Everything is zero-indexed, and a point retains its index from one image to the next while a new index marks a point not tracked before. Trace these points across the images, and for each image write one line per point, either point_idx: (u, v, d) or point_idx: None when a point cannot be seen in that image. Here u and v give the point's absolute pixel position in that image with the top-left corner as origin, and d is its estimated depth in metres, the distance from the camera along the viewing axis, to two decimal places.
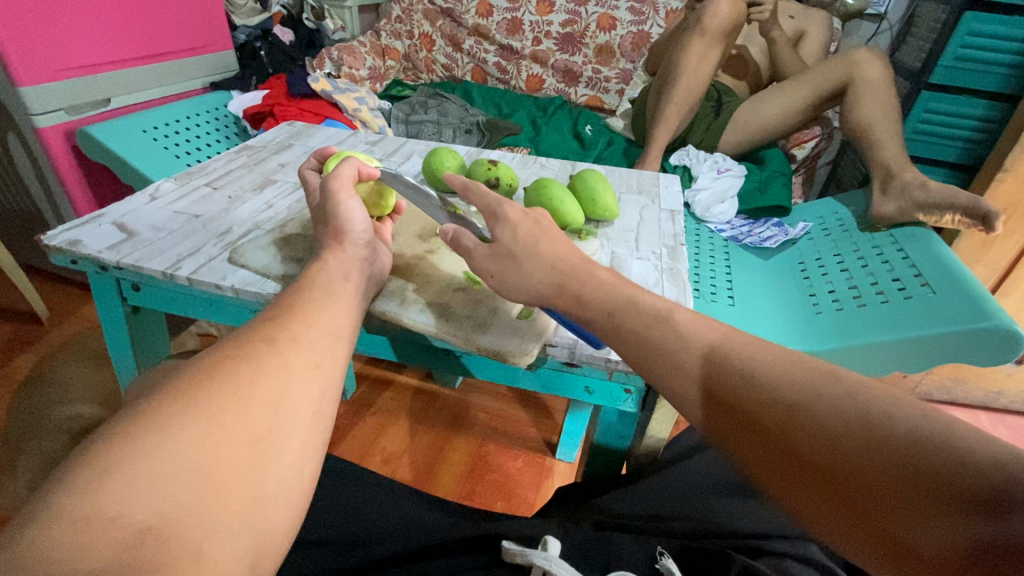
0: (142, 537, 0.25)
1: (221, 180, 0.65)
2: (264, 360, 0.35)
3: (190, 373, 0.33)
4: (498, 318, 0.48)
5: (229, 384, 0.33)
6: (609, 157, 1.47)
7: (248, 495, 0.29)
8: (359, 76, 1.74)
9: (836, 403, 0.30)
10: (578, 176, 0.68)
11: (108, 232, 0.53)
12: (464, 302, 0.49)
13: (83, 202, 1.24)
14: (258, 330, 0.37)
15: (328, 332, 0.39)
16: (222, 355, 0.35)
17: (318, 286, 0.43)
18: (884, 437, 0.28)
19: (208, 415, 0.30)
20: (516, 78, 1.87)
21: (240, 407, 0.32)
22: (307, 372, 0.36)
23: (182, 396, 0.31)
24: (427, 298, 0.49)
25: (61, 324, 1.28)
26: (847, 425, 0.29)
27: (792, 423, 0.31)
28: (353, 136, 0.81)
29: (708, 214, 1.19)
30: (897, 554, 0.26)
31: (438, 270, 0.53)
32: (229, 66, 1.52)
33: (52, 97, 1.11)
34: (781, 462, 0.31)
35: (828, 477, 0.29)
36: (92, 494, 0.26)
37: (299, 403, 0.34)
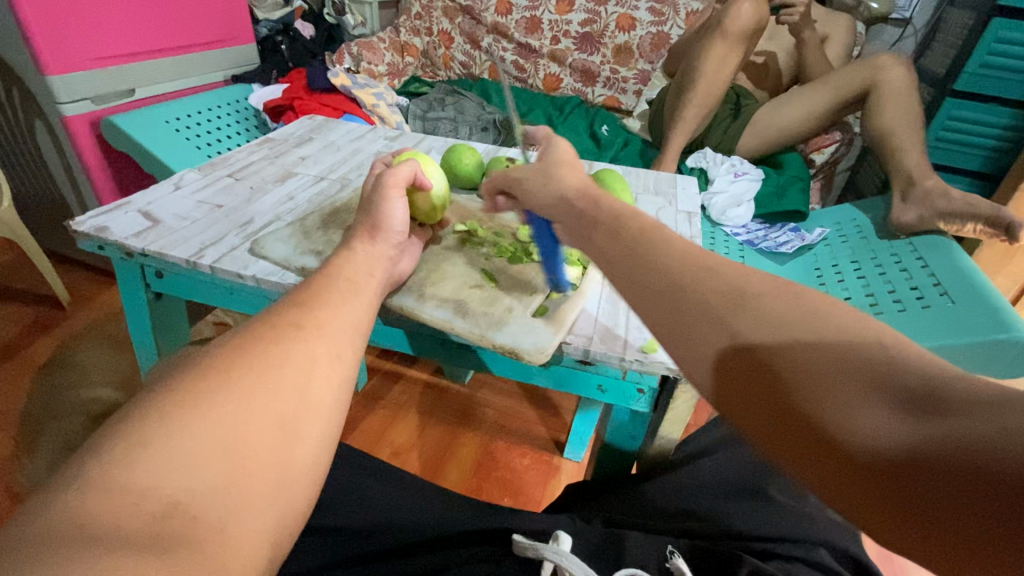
0: (171, 511, 0.26)
1: (243, 172, 0.66)
2: (291, 346, 0.35)
3: (218, 355, 0.34)
4: (513, 315, 0.48)
5: (258, 367, 0.33)
6: (624, 158, 1.48)
7: (271, 476, 0.30)
8: (378, 72, 1.76)
9: (794, 318, 0.30)
10: (595, 175, 0.68)
11: (133, 218, 0.54)
12: (481, 300, 0.49)
13: (106, 190, 1.27)
14: (284, 315, 0.38)
15: (351, 322, 0.40)
16: (253, 336, 0.36)
17: (343, 277, 0.43)
18: (837, 344, 0.28)
19: (236, 396, 0.31)
20: (534, 77, 1.87)
21: (268, 391, 0.32)
22: (332, 359, 0.37)
23: (213, 375, 0.32)
24: (444, 294, 0.50)
25: (82, 309, 1.31)
26: (803, 334, 0.30)
27: (749, 331, 0.31)
28: (372, 131, 0.82)
29: (723, 217, 1.19)
30: (830, 451, 0.26)
31: (455, 267, 0.53)
32: (251, 59, 1.54)
33: (79, 86, 1.14)
34: (735, 367, 0.31)
35: (776, 391, 0.29)
36: (125, 467, 0.27)
37: (322, 390, 0.35)
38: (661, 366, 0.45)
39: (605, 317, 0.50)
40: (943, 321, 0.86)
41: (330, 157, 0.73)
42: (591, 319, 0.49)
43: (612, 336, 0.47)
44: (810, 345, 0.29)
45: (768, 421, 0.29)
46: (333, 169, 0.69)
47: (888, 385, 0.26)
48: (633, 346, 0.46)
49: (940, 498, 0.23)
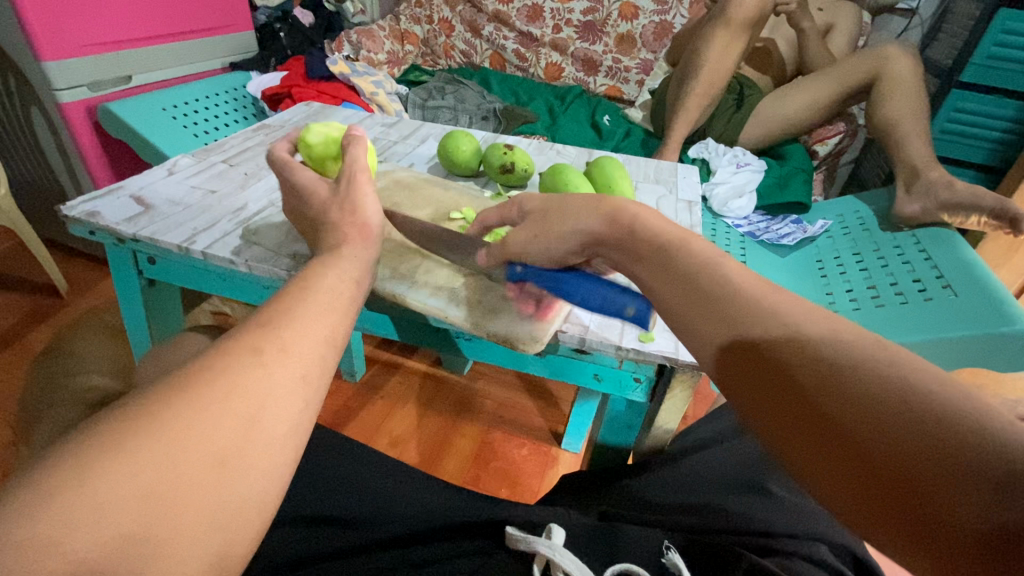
0: (75, 575, 0.23)
1: (238, 157, 0.65)
2: (244, 372, 0.33)
3: (167, 383, 0.31)
4: (507, 304, 0.47)
5: (204, 398, 0.30)
6: (626, 148, 1.47)
7: (206, 521, 0.28)
8: (378, 60, 1.74)
9: (864, 369, 0.28)
10: (594, 163, 0.67)
11: (125, 203, 0.53)
12: (476, 288, 0.48)
13: (103, 180, 1.26)
14: (244, 335, 0.35)
15: (322, 339, 0.37)
16: (205, 361, 0.33)
17: (321, 288, 0.40)
18: (916, 409, 0.26)
19: (175, 431, 0.28)
20: (535, 66, 1.85)
21: (214, 424, 0.30)
22: (292, 385, 0.34)
23: (144, 414, 0.29)
24: (438, 282, 0.49)
25: (79, 298, 1.30)
26: (872, 389, 0.27)
27: (814, 385, 0.28)
28: (371, 118, 0.81)
29: (724, 209, 1.18)
30: (908, 530, 0.24)
31: (449, 254, 0.52)
32: (249, 46, 1.53)
33: (75, 73, 1.13)
34: (795, 423, 0.29)
35: (816, 417, 0.28)
36: (24, 520, 0.24)
37: (275, 419, 0.32)
38: (657, 356, 0.44)
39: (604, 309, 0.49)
40: (946, 315, 0.85)
41: None
42: (587, 309, 0.49)
43: (608, 325, 0.47)
44: (880, 405, 0.26)
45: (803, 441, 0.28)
46: None
47: (934, 423, 0.25)
48: (631, 334, 0.46)
49: None
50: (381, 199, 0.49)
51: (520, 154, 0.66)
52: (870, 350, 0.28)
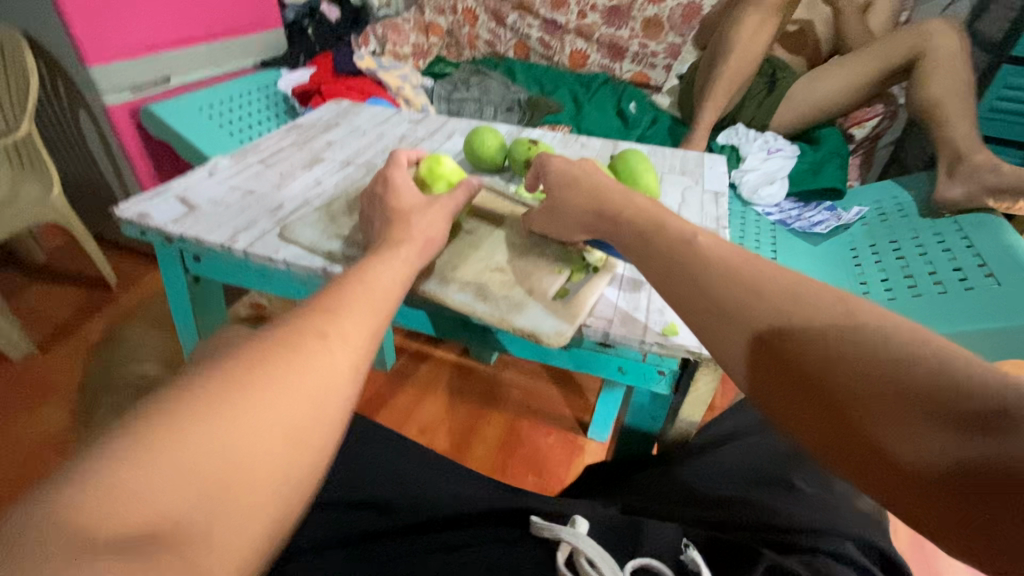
0: (163, 519, 0.26)
1: (273, 158, 0.68)
2: (311, 354, 0.36)
3: (242, 356, 0.34)
4: (535, 299, 0.46)
5: (274, 377, 0.33)
6: (653, 136, 1.45)
7: (272, 491, 0.30)
8: (403, 53, 1.75)
9: (857, 338, 0.33)
10: (618, 155, 0.64)
11: (171, 205, 0.56)
12: (502, 284, 0.47)
13: (148, 178, 1.32)
14: (308, 320, 0.38)
15: (371, 330, 0.40)
16: (273, 342, 0.36)
17: (371, 281, 0.43)
18: (898, 371, 0.31)
19: (252, 404, 0.32)
20: (560, 54, 1.85)
21: (284, 400, 0.33)
22: (347, 373, 0.37)
23: (228, 384, 0.32)
24: (466, 277, 0.48)
25: (128, 290, 1.38)
26: (861, 355, 0.32)
27: (813, 356, 0.34)
28: (397, 115, 0.82)
29: (754, 196, 1.18)
30: (888, 470, 0.30)
31: (476, 249, 0.52)
32: (279, 44, 1.56)
33: (118, 76, 1.19)
34: (796, 391, 0.34)
35: (817, 385, 0.33)
36: (124, 467, 0.27)
37: (336, 402, 0.35)
38: (683, 348, 0.44)
39: (627, 301, 0.49)
40: (961, 311, 0.82)
41: (357, 142, 0.74)
42: (612, 302, 0.49)
43: (632, 318, 0.47)
44: (869, 369, 0.31)
45: (815, 419, 0.33)
46: (360, 153, 0.71)
47: (962, 410, 0.28)
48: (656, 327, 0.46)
49: (979, 507, 0.27)
50: (412, 201, 0.51)
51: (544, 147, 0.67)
52: (870, 329, 0.33)
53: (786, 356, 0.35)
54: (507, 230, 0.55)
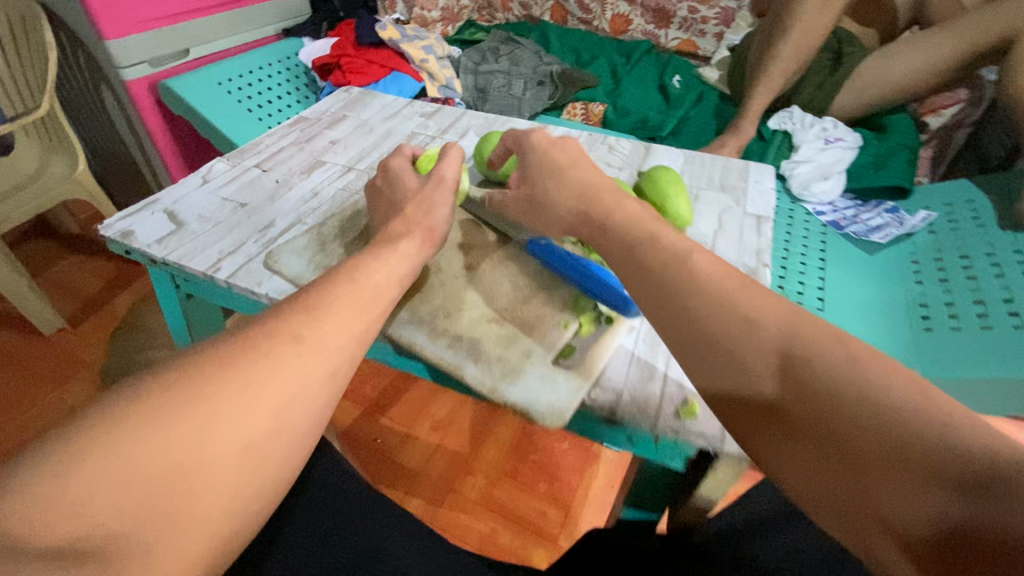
0: (96, 535, 0.27)
1: (271, 161, 0.63)
2: (282, 359, 0.37)
3: (209, 359, 0.35)
4: (531, 364, 0.41)
5: (242, 381, 0.35)
6: (696, 118, 1.33)
7: (221, 500, 0.32)
8: (431, 18, 1.64)
9: (855, 387, 0.31)
10: (646, 173, 0.56)
11: (158, 220, 0.53)
12: (498, 341, 0.43)
13: (172, 155, 1.31)
14: (286, 324, 0.38)
15: (351, 338, 0.40)
16: (246, 342, 0.37)
17: (356, 313, 0.41)
18: (890, 424, 0.30)
19: (208, 411, 0.33)
20: (600, 18, 1.70)
21: (247, 407, 0.34)
22: (318, 381, 0.38)
23: (185, 391, 0.33)
24: (459, 331, 0.43)
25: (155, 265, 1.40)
26: (854, 405, 0.31)
27: (802, 402, 0.33)
28: (409, 107, 0.75)
29: (805, 191, 1.07)
30: (872, 524, 0.29)
31: (476, 293, 0.46)
32: (302, 9, 1.49)
33: (135, 50, 1.15)
34: (782, 439, 0.33)
35: (802, 431, 0.32)
36: (64, 476, 0.28)
37: (301, 413, 0.36)
38: (701, 435, 0.38)
39: (640, 367, 0.43)
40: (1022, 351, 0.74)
41: (362, 141, 0.68)
42: (624, 367, 0.43)
43: (645, 391, 0.41)
44: (863, 420, 0.30)
45: (798, 468, 0.33)
46: (364, 156, 0.65)
47: (952, 471, 0.28)
48: (673, 408, 0.40)
49: (960, 572, 0.26)
50: (401, 236, 0.47)
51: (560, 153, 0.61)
52: (871, 373, 0.32)
53: (781, 416, 0.34)
54: (511, 266, 0.49)
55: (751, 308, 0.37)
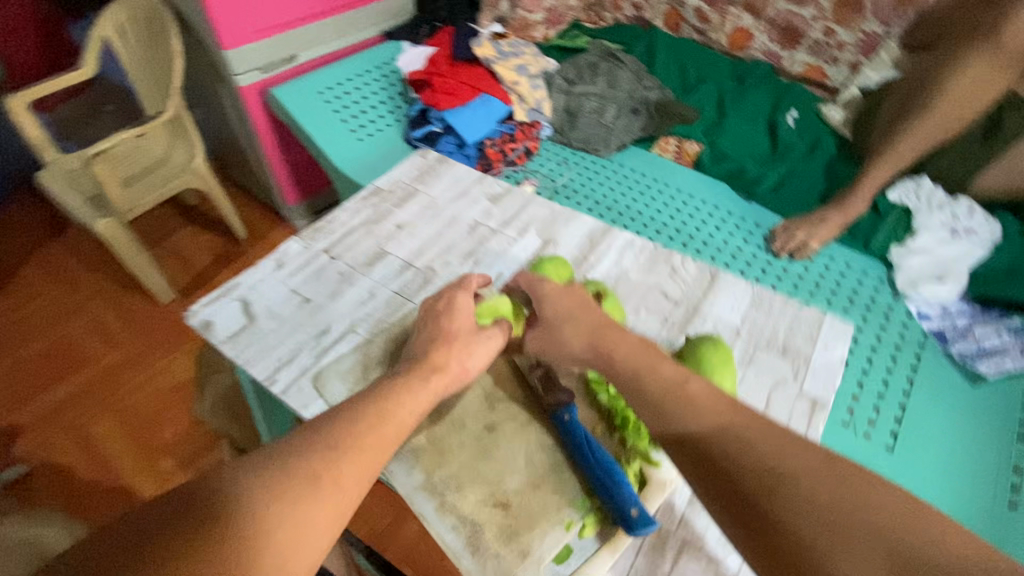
0: None
1: (339, 246, 0.67)
2: (296, 497, 0.42)
3: (229, 495, 0.41)
4: (525, 567, 0.49)
5: (260, 520, 0.41)
6: (800, 173, 1.21)
7: None
8: (533, 20, 1.58)
9: (818, 486, 0.43)
10: (695, 341, 0.54)
11: (235, 311, 0.59)
12: (500, 532, 0.50)
13: (276, 154, 1.42)
14: (300, 465, 0.44)
15: (359, 476, 0.45)
16: (266, 477, 0.43)
17: (355, 463, 0.45)
18: (849, 514, 0.42)
19: (233, 543, 0.39)
20: (718, 30, 1.54)
21: (261, 544, 0.40)
22: (330, 514, 0.43)
23: (211, 527, 0.40)
24: (469, 511, 0.51)
25: (254, 247, 1.57)
26: (821, 498, 0.42)
27: (776, 492, 0.43)
28: (479, 185, 0.75)
29: (912, 290, 0.96)
30: None
31: (492, 470, 0.53)
32: (405, 9, 1.50)
33: (249, 58, 1.25)
34: (753, 525, 0.43)
35: (773, 519, 0.42)
36: None
37: (311, 545, 0.42)
38: None
39: None
40: None
41: (427, 229, 0.70)
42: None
43: None
44: (826, 506, 0.42)
45: (763, 550, 0.43)
46: (422, 252, 0.67)
47: (887, 545, 0.40)
48: None
49: None
50: (422, 403, 0.51)
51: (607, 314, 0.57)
52: (832, 474, 0.44)
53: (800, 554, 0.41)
54: (531, 433, 0.55)
55: (759, 473, 0.44)
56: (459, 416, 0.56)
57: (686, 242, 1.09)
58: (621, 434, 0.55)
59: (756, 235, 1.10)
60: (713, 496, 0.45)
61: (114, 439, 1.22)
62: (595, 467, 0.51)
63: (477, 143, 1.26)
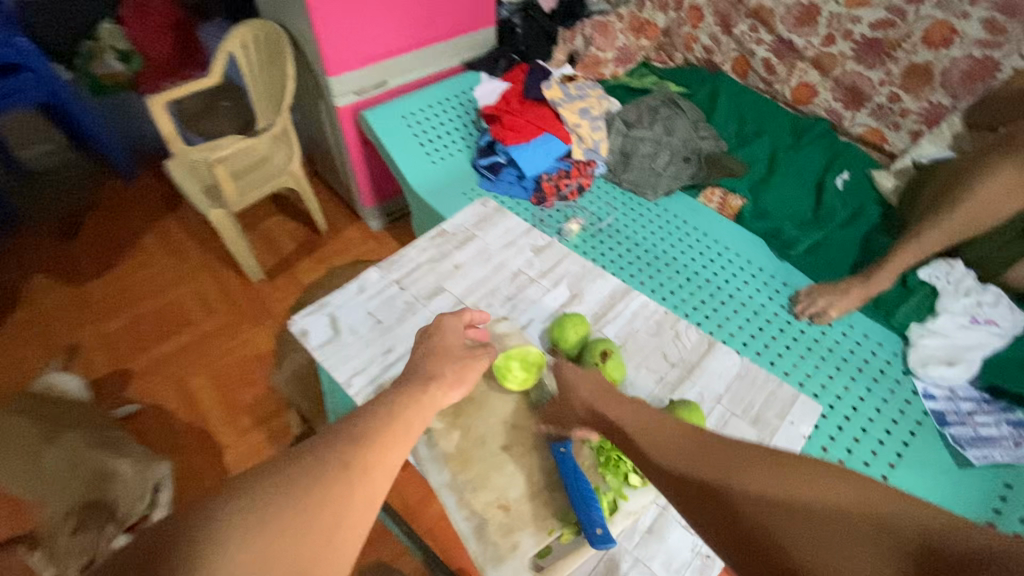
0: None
1: (407, 279, 0.84)
2: (335, 483, 0.51)
3: (281, 478, 0.50)
4: (514, 556, 0.63)
5: (302, 504, 0.49)
6: (836, 239, 1.27)
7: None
8: (604, 59, 1.69)
9: (803, 496, 0.48)
10: (677, 404, 0.67)
11: (325, 325, 0.78)
12: (499, 526, 0.64)
13: (360, 165, 1.62)
14: (336, 456, 0.53)
15: (386, 469, 0.54)
16: (309, 466, 0.51)
17: (381, 458, 0.55)
18: (839, 513, 0.46)
19: (284, 518, 0.48)
20: (783, 83, 1.58)
21: (306, 526, 0.48)
22: (363, 499, 0.52)
23: (264, 502, 0.48)
24: (477, 506, 0.66)
25: (332, 240, 1.79)
26: (810, 505, 0.47)
27: (765, 503, 0.48)
28: (526, 237, 0.90)
29: (921, 370, 1.02)
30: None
31: (500, 478, 0.67)
32: (487, 42, 1.65)
33: (348, 83, 1.44)
34: (752, 536, 0.47)
35: (768, 527, 0.46)
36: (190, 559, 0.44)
37: (349, 521, 0.51)
38: None
39: None
40: None
41: (478, 272, 0.85)
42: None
43: None
44: (816, 510, 0.46)
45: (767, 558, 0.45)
46: (473, 291, 0.83)
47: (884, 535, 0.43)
48: None
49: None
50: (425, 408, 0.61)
51: (604, 373, 0.70)
52: (818, 485, 0.49)
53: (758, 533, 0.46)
54: (534, 458, 0.69)
55: (740, 491, 0.50)
56: (482, 432, 0.70)
57: (713, 293, 1.19)
58: (603, 469, 0.68)
59: (782, 295, 1.19)
60: (684, 488, 0.53)
61: (207, 392, 1.47)
62: (576, 487, 0.64)
63: (536, 177, 1.40)
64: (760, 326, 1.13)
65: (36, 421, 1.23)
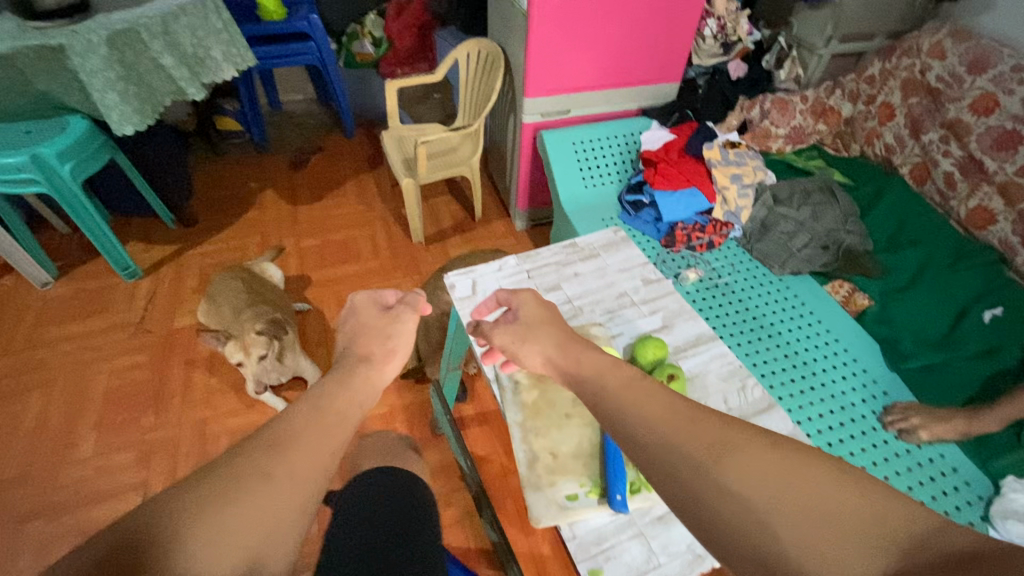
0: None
1: (536, 271, 1.06)
2: (256, 489, 0.50)
3: (198, 492, 0.48)
4: (551, 489, 0.80)
5: (225, 514, 0.47)
6: (958, 368, 1.24)
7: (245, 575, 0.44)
8: (775, 134, 1.77)
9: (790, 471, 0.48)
10: None
11: (467, 285, 1.03)
12: (547, 466, 0.83)
13: (526, 173, 1.89)
14: (254, 464, 0.52)
15: (314, 466, 0.55)
16: (224, 482, 0.50)
17: (302, 446, 0.57)
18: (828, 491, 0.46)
19: (214, 526, 0.46)
20: (960, 200, 1.50)
21: (243, 531, 0.47)
22: (294, 502, 0.51)
23: (188, 512, 0.46)
24: (535, 446, 0.85)
25: (484, 227, 2.10)
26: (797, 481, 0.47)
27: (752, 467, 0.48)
28: (641, 267, 1.07)
29: (1000, 520, 0.99)
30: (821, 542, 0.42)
31: (558, 434, 0.86)
32: (667, 95, 1.83)
33: (537, 105, 1.72)
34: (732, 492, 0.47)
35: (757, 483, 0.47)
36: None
37: (290, 505, 0.51)
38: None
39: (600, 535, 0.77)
40: None
41: (592, 283, 1.04)
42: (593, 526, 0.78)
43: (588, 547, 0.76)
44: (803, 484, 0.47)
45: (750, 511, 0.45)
46: (583, 296, 1.02)
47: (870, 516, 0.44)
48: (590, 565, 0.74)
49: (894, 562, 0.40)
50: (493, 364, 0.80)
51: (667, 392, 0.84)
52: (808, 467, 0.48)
53: (749, 522, 0.45)
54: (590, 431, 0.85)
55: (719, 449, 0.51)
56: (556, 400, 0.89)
57: (805, 377, 1.23)
58: None
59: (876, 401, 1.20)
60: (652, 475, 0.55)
61: None
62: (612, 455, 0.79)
63: (671, 223, 1.54)
64: (841, 421, 1.16)
65: (248, 291, 1.66)
